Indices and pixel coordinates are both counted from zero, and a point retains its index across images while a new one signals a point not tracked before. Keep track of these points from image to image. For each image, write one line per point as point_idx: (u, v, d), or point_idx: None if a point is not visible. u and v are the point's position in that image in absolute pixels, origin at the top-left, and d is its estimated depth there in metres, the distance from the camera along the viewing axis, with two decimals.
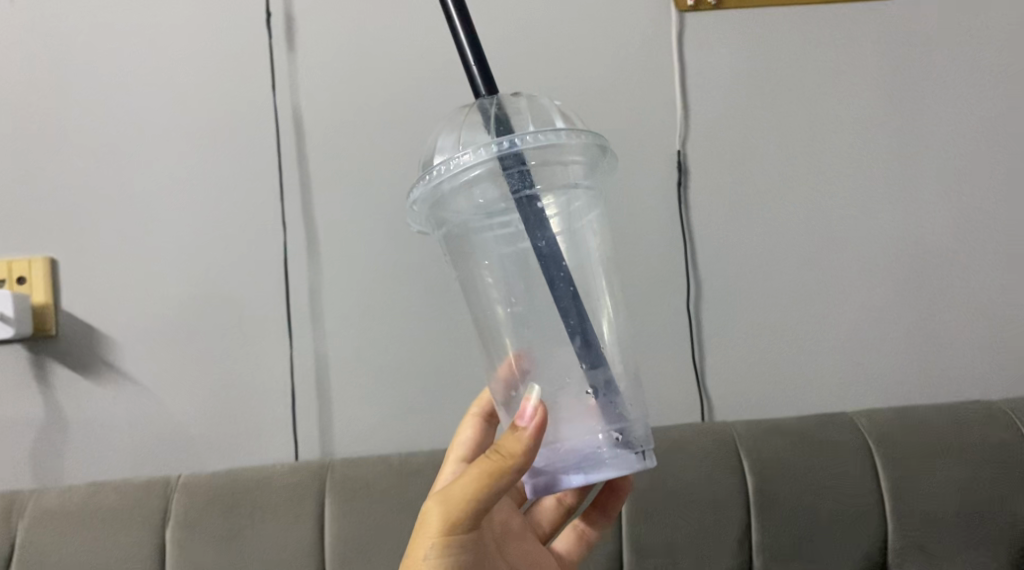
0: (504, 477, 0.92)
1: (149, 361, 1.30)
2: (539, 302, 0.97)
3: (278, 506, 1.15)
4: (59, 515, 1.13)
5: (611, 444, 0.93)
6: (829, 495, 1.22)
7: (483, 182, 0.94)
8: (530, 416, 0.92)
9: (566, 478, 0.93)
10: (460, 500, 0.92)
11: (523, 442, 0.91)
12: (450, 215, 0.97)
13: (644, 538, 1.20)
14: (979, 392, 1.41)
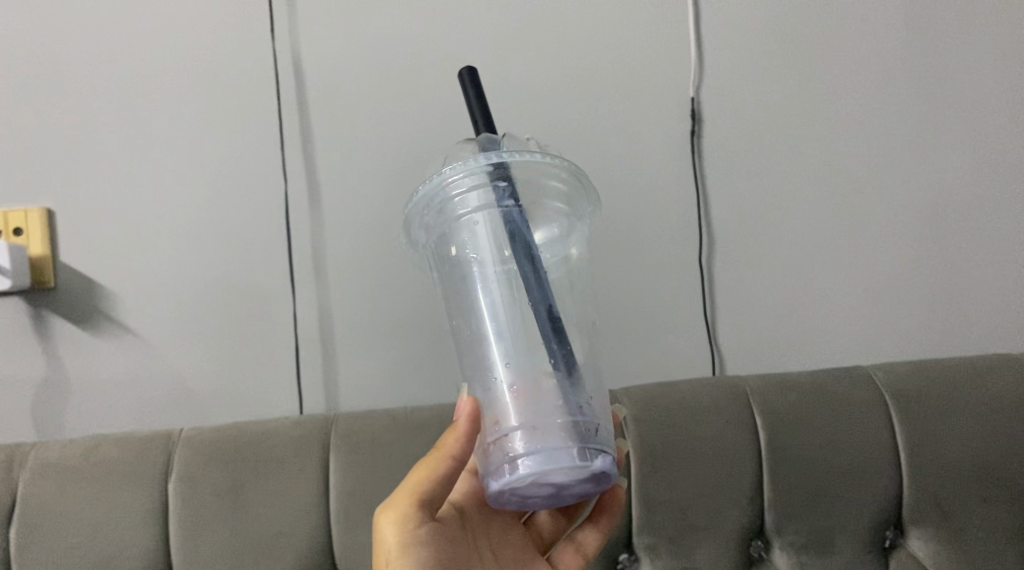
0: (443, 463, 0.93)
1: (150, 314, 1.27)
2: (521, 318, 0.93)
3: (283, 459, 1.13)
4: (59, 467, 1.11)
5: (543, 437, 0.88)
6: (842, 450, 1.20)
7: (468, 196, 0.94)
8: (461, 410, 0.93)
9: (496, 476, 0.89)
10: (406, 497, 0.93)
11: (453, 430, 0.93)
12: (438, 230, 0.97)
13: (652, 493, 1.18)
14: (1001, 345, 1.38)
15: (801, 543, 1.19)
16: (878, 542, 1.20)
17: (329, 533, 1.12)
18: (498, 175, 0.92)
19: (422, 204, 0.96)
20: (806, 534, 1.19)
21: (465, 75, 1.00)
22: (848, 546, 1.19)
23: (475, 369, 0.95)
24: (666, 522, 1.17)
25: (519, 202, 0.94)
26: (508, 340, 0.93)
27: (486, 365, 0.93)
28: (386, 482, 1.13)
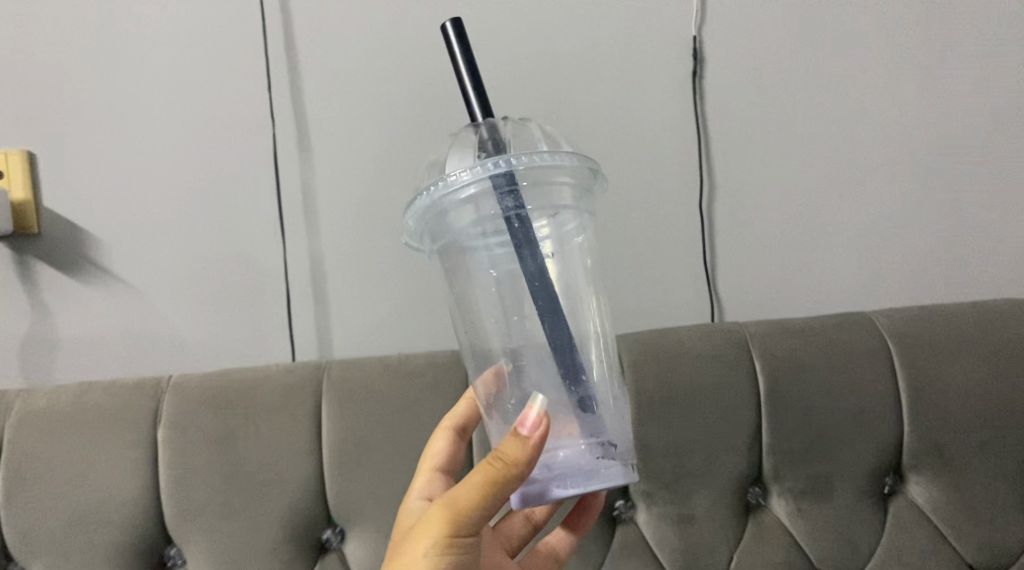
0: (507, 484, 0.86)
1: (136, 261, 1.25)
2: (529, 321, 0.93)
3: (274, 406, 1.11)
4: (45, 416, 1.09)
5: (602, 453, 0.90)
6: (843, 397, 1.18)
7: (475, 203, 0.90)
8: (532, 425, 0.86)
9: (561, 488, 0.88)
10: (466, 507, 0.87)
11: (526, 448, 0.86)
12: (442, 236, 0.93)
13: (649, 440, 1.16)
14: (998, 288, 1.37)
15: (800, 490, 1.18)
16: (878, 488, 1.19)
17: (322, 479, 1.10)
18: (506, 182, 0.88)
19: (425, 212, 0.91)
20: (805, 480, 1.18)
21: (451, 27, 0.95)
22: (846, 492, 1.18)
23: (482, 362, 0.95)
24: (663, 468, 1.16)
25: (528, 206, 0.91)
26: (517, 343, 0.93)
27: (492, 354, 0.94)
28: (380, 429, 1.11)
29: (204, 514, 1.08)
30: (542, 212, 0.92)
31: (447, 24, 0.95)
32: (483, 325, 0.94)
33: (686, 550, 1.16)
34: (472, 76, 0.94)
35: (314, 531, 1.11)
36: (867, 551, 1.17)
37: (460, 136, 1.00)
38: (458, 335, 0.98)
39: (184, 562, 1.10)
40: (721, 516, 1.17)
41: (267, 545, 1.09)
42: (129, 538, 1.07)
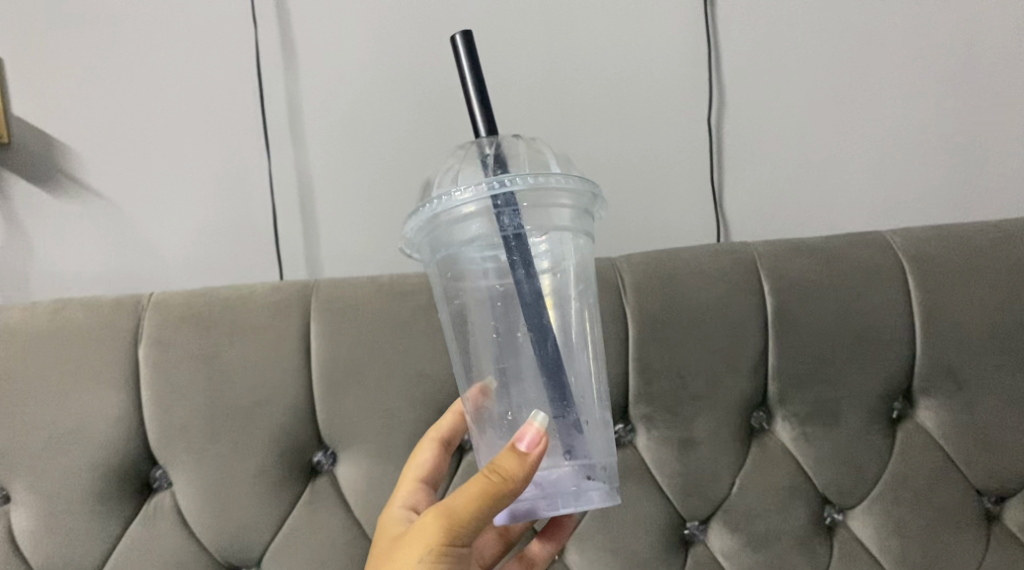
0: (502, 499, 0.82)
1: (114, 175, 1.19)
2: (519, 341, 0.90)
3: (261, 326, 1.07)
4: (19, 333, 1.04)
5: (593, 473, 0.87)
6: (854, 318, 1.13)
7: (474, 220, 0.86)
8: (530, 442, 0.82)
9: (553, 510, 0.86)
10: (462, 516, 0.83)
11: (523, 465, 0.82)
12: (438, 250, 0.89)
13: (651, 361, 1.12)
14: (1007, 208, 1.34)
15: (807, 414, 1.14)
16: (887, 412, 1.15)
17: (312, 401, 1.06)
18: (505, 203, 0.84)
19: (422, 225, 0.88)
20: (812, 404, 1.14)
21: (461, 39, 0.91)
22: (854, 416, 1.14)
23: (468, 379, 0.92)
24: (664, 390, 1.12)
25: (527, 227, 0.87)
26: (507, 362, 0.90)
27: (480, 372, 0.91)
28: (372, 351, 1.07)
29: (189, 435, 1.04)
30: (540, 232, 0.89)
31: (456, 35, 0.91)
32: (473, 341, 0.90)
33: (687, 474, 1.12)
34: (479, 90, 0.90)
35: (305, 454, 1.07)
36: (874, 475, 1.14)
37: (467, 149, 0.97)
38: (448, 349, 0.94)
39: (169, 484, 1.06)
40: (723, 440, 1.13)
41: (254, 469, 1.05)
42: (112, 459, 1.04)
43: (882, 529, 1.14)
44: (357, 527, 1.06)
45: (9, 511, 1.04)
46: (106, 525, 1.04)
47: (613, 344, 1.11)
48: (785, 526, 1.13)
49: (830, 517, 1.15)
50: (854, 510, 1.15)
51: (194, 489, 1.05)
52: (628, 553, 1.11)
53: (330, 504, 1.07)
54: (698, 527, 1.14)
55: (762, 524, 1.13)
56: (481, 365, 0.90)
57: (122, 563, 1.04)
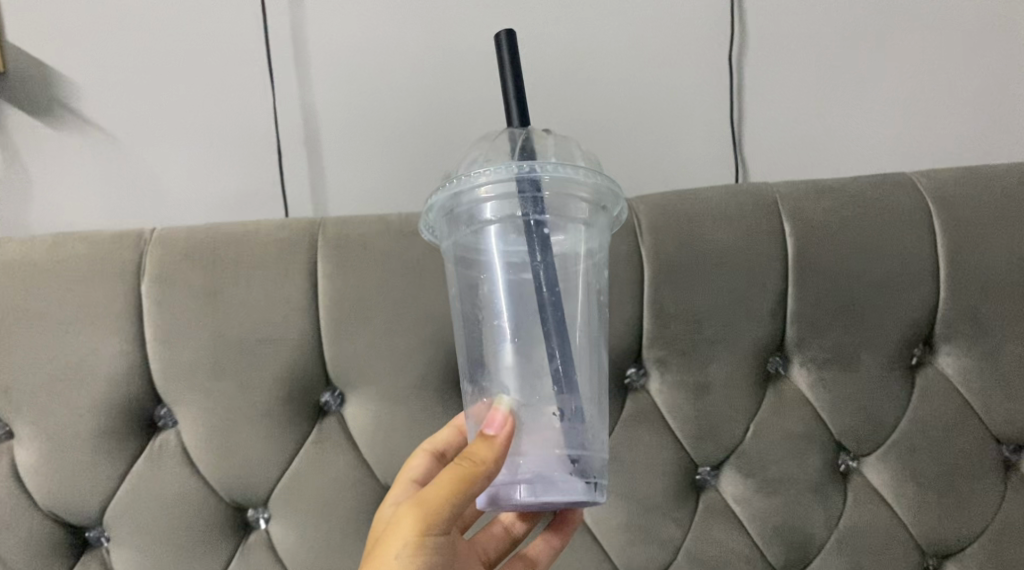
0: (474, 483, 0.81)
1: (114, 107, 1.15)
2: (533, 331, 0.86)
3: (266, 263, 1.04)
4: (19, 266, 1.02)
5: (564, 465, 0.82)
6: (876, 261, 1.10)
7: (497, 202, 0.85)
8: (499, 424, 0.83)
9: (511, 493, 0.82)
10: (436, 506, 0.82)
11: (494, 448, 0.82)
12: (457, 228, 0.88)
13: (666, 304, 1.09)
14: None
15: (825, 359, 1.11)
16: (907, 358, 1.13)
17: (319, 339, 1.04)
18: (530, 189, 0.83)
19: (444, 201, 0.86)
20: (830, 348, 1.11)
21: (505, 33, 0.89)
22: (873, 363, 1.12)
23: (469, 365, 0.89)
24: (679, 333, 1.09)
25: (549, 216, 0.86)
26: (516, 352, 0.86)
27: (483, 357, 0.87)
28: (380, 290, 1.04)
29: (194, 374, 1.02)
30: (561, 224, 0.87)
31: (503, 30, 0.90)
32: (485, 326, 0.87)
33: (701, 419, 1.10)
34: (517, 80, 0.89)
35: (313, 394, 1.05)
36: (891, 422, 1.12)
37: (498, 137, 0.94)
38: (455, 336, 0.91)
39: (175, 423, 1.04)
40: (739, 386, 1.11)
41: (261, 408, 1.03)
42: (117, 396, 1.02)
43: (897, 476, 1.12)
44: (366, 468, 1.05)
45: (13, 448, 1.02)
46: (110, 462, 1.02)
47: (628, 285, 1.08)
48: (799, 472, 1.11)
49: (845, 464, 1.14)
50: (869, 456, 1.13)
51: (199, 428, 1.03)
52: (639, 497, 1.10)
53: (337, 445, 1.05)
54: (710, 472, 1.13)
55: (775, 469, 1.11)
56: (490, 351, 0.87)
57: (129, 501, 1.03)
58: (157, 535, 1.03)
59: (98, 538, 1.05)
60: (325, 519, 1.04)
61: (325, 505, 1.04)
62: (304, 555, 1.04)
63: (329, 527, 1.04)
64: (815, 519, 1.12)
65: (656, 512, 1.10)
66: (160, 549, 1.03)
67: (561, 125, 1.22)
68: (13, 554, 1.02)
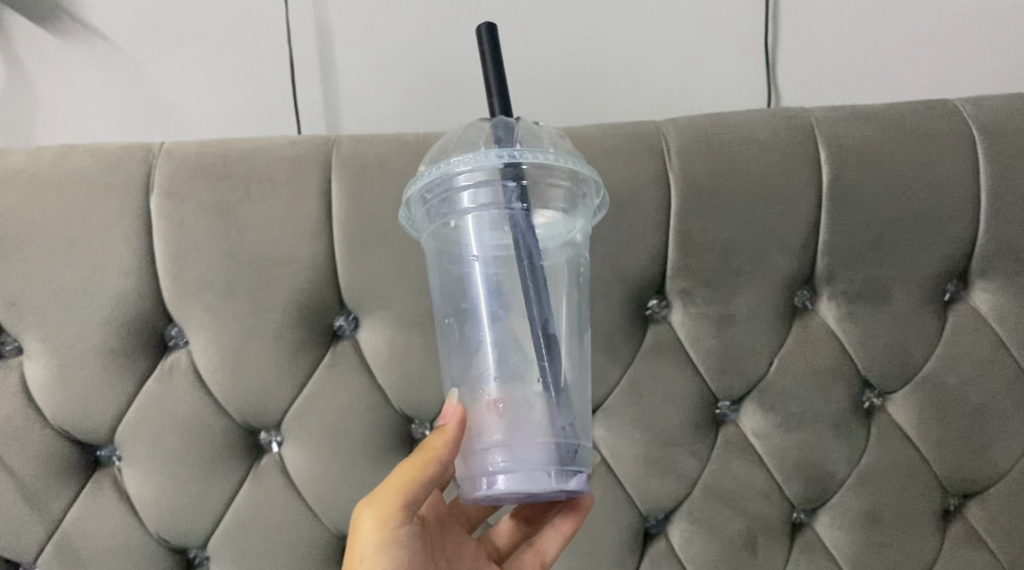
0: (427, 469, 0.83)
1: (121, 15, 1.11)
2: (515, 317, 0.87)
3: (280, 181, 1.00)
4: (24, 178, 0.99)
5: (537, 455, 0.82)
6: (914, 193, 1.06)
7: (476, 190, 0.85)
8: (452, 415, 0.83)
9: (484, 483, 0.82)
10: (390, 501, 0.83)
11: (446, 436, 0.83)
12: (437, 217, 0.88)
13: (693, 232, 1.04)
14: None
15: (854, 293, 1.08)
16: (939, 295, 1.09)
17: (333, 261, 1.01)
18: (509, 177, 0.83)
19: (423, 190, 0.86)
20: (860, 283, 1.07)
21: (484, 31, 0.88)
22: (904, 298, 1.08)
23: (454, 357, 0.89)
24: (706, 264, 1.05)
25: (528, 203, 0.86)
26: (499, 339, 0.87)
27: (467, 349, 0.88)
28: (396, 211, 1.00)
29: (205, 292, 1.00)
30: (542, 209, 0.87)
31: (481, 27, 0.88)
32: (467, 313, 0.88)
33: (723, 351, 1.07)
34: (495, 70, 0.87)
35: (326, 317, 1.02)
36: (920, 358, 1.09)
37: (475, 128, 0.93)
38: (437, 324, 0.92)
39: (185, 343, 1.02)
40: (764, 318, 1.07)
41: (273, 330, 1.01)
42: (126, 313, 1.00)
43: (922, 415, 1.10)
44: (379, 394, 1.03)
45: (23, 364, 1.01)
46: (121, 380, 1.01)
47: (654, 211, 1.04)
48: (822, 409, 1.09)
49: (869, 402, 1.11)
50: (895, 394, 1.10)
51: (211, 349, 1.01)
52: (657, 430, 1.08)
53: (351, 370, 1.03)
54: (730, 407, 1.10)
55: (798, 405, 1.08)
56: (473, 339, 0.87)
57: (139, 421, 1.01)
58: (168, 456, 1.02)
59: (109, 457, 1.04)
60: (338, 444, 1.03)
61: (338, 430, 1.02)
62: (318, 479, 1.03)
63: (342, 452, 1.03)
64: (837, 456, 1.09)
65: (674, 445, 1.08)
66: (172, 470, 1.02)
67: (585, 45, 1.17)
68: (24, 471, 1.01)
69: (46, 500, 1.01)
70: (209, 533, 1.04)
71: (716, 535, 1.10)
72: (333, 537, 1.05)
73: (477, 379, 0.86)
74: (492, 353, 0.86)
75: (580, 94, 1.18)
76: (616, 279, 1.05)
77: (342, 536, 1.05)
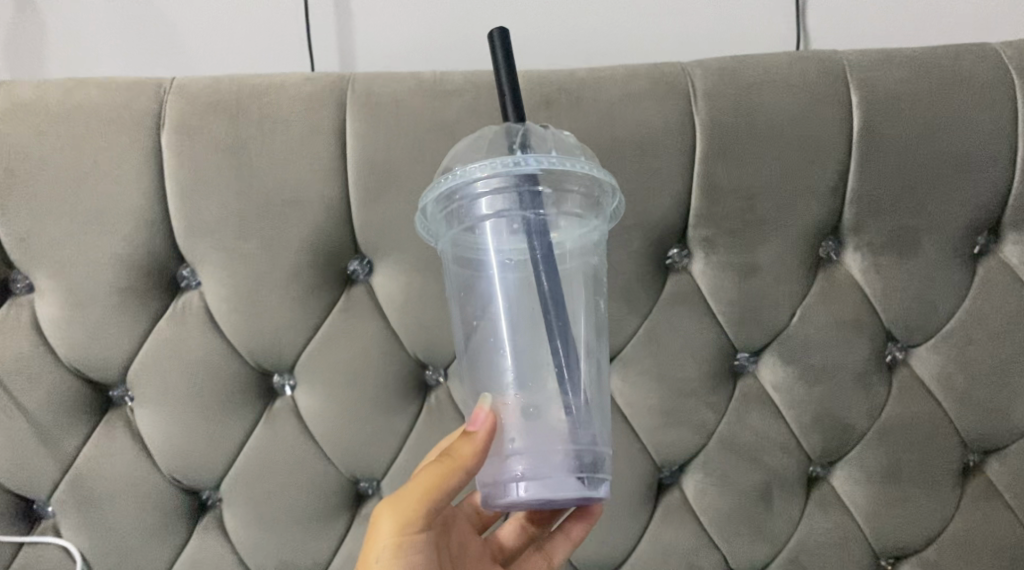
0: (453, 479, 0.82)
1: None
2: (532, 326, 0.84)
3: (293, 118, 0.98)
4: (32, 111, 0.96)
5: (560, 462, 0.80)
6: (948, 142, 1.02)
7: (494, 197, 0.82)
8: (482, 421, 0.82)
9: (507, 492, 0.80)
10: (413, 505, 0.83)
11: (475, 446, 0.81)
12: (454, 223, 0.85)
13: (717, 176, 1.01)
14: None
15: (881, 244, 1.05)
16: (969, 246, 1.06)
17: (346, 201, 0.98)
18: (524, 184, 0.80)
19: (439, 197, 0.83)
20: (887, 234, 1.04)
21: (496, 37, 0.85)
22: (933, 249, 1.05)
23: (471, 366, 0.87)
24: (730, 211, 1.02)
25: (544, 209, 0.83)
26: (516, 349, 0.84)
27: (484, 359, 0.85)
28: (412, 152, 0.98)
29: (217, 233, 0.98)
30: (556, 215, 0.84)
31: (494, 32, 0.85)
32: (483, 322, 0.85)
33: (745, 302, 1.05)
34: (509, 74, 0.84)
35: (340, 260, 1.01)
36: (946, 312, 1.07)
37: (490, 134, 0.90)
38: (454, 333, 0.89)
39: (198, 284, 1.01)
40: (788, 268, 1.05)
41: (287, 272, 0.99)
42: (138, 251, 0.98)
43: (946, 369, 1.08)
44: (393, 338, 1.02)
45: (34, 302, 0.99)
46: (133, 320, 0.99)
47: (678, 156, 1.01)
48: (844, 361, 1.07)
49: (891, 355, 1.09)
50: (919, 347, 1.08)
51: (223, 289, 0.99)
52: (675, 380, 1.06)
53: (364, 313, 1.01)
54: (748, 358, 1.08)
55: (819, 358, 1.06)
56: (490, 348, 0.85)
57: (151, 362, 1.00)
58: (180, 397, 1.01)
59: (121, 397, 1.03)
60: (351, 388, 1.01)
61: (351, 374, 1.01)
62: (331, 423, 1.02)
63: (355, 396, 1.02)
64: (857, 411, 1.08)
65: (691, 395, 1.06)
66: (184, 412, 1.01)
67: None
68: (37, 409, 1.00)
69: (59, 439, 1.01)
70: (223, 474, 1.03)
71: (731, 487, 1.09)
72: (346, 482, 1.04)
73: (495, 389, 0.84)
74: (510, 362, 0.84)
75: (602, 32, 1.14)
76: (637, 226, 1.02)
77: (354, 480, 1.05)
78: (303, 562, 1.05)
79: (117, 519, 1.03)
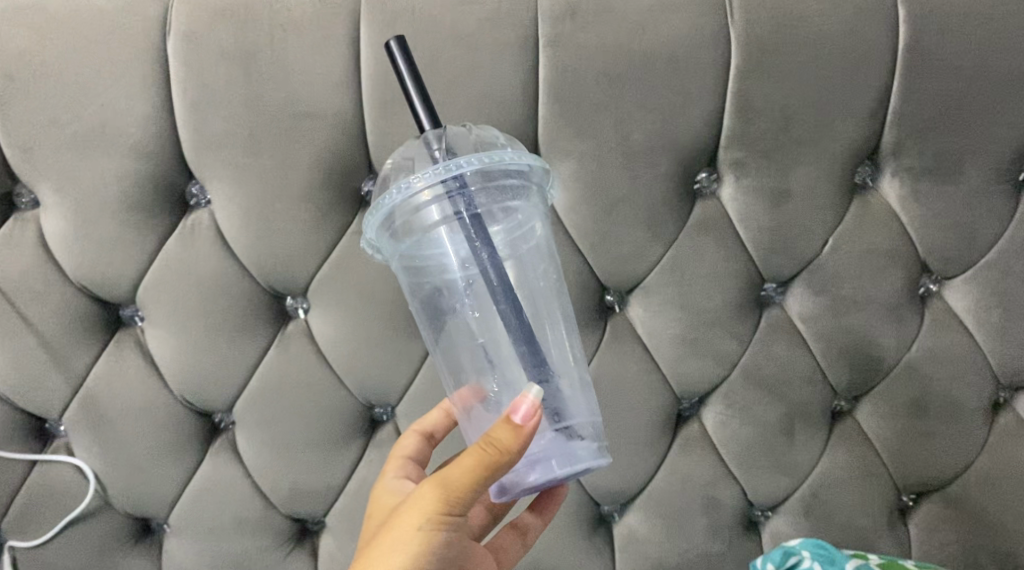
0: (501, 472, 0.74)
1: None
2: (493, 331, 0.80)
3: (305, 27, 0.93)
4: (33, 16, 0.92)
5: (574, 436, 0.78)
6: (998, 60, 0.96)
7: (431, 207, 0.76)
8: (525, 414, 0.74)
9: (527, 475, 0.77)
10: (458, 490, 0.75)
11: (519, 439, 0.73)
12: (399, 241, 0.80)
13: (751, 94, 0.96)
14: None
15: (922, 170, 1.00)
16: (1015, 173, 1.01)
17: (360, 115, 0.94)
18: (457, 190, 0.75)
19: (379, 221, 0.78)
20: (929, 160, 0.99)
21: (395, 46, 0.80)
22: (976, 175, 1.00)
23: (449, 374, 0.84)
24: (763, 132, 0.97)
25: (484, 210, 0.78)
26: (484, 350, 0.81)
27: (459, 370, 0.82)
28: (429, 64, 0.93)
29: (227, 147, 0.94)
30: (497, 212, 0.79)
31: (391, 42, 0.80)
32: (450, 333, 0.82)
33: (774, 229, 1.01)
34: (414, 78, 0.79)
35: (353, 178, 0.97)
36: (986, 241, 1.02)
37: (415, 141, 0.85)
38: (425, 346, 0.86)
39: (207, 203, 0.97)
40: (821, 193, 1.00)
41: (299, 189, 0.95)
42: (145, 166, 0.94)
43: (981, 301, 1.04)
44: None
45: (40, 217, 0.97)
46: (141, 239, 0.96)
47: (711, 72, 0.95)
48: (875, 292, 1.03)
49: (925, 287, 1.05)
50: (954, 279, 1.04)
51: (234, 207, 0.96)
52: (699, 308, 1.02)
53: None
54: (775, 289, 1.05)
55: (849, 288, 1.03)
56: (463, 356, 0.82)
57: (161, 282, 0.97)
58: (191, 318, 0.98)
59: (132, 317, 1.01)
60: (364, 312, 0.99)
61: (364, 296, 0.98)
62: (343, 346, 1.00)
63: (369, 320, 0.99)
64: (886, 344, 1.04)
65: (715, 324, 1.03)
66: (195, 334, 0.99)
67: None
68: (46, 327, 0.98)
69: (70, 358, 0.99)
70: (236, 397, 1.02)
71: (753, 418, 1.06)
72: (359, 407, 1.03)
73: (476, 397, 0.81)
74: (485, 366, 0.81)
75: None
76: (664, 146, 0.97)
77: (369, 406, 1.03)
78: (317, 486, 1.04)
79: (129, 439, 1.02)
